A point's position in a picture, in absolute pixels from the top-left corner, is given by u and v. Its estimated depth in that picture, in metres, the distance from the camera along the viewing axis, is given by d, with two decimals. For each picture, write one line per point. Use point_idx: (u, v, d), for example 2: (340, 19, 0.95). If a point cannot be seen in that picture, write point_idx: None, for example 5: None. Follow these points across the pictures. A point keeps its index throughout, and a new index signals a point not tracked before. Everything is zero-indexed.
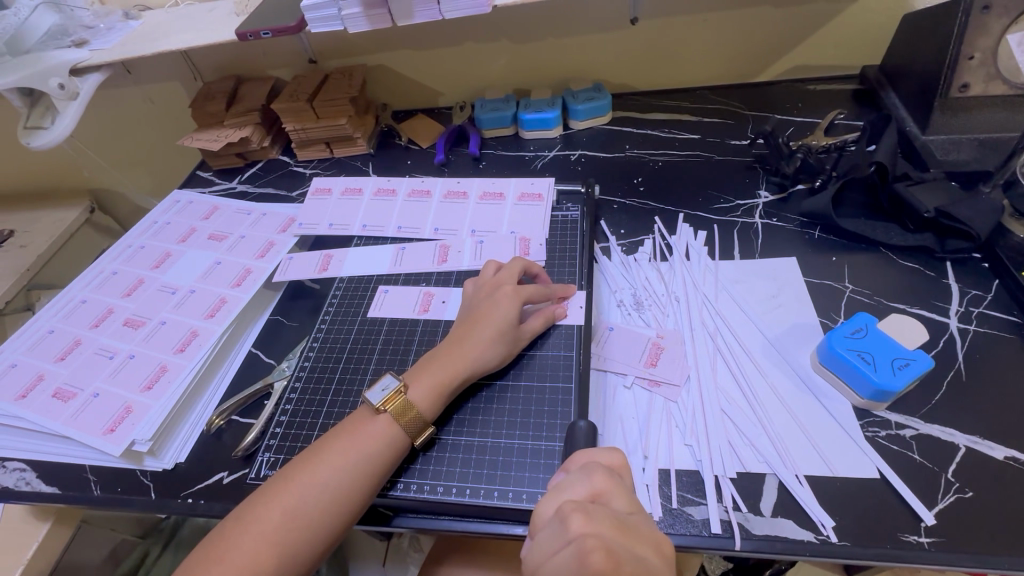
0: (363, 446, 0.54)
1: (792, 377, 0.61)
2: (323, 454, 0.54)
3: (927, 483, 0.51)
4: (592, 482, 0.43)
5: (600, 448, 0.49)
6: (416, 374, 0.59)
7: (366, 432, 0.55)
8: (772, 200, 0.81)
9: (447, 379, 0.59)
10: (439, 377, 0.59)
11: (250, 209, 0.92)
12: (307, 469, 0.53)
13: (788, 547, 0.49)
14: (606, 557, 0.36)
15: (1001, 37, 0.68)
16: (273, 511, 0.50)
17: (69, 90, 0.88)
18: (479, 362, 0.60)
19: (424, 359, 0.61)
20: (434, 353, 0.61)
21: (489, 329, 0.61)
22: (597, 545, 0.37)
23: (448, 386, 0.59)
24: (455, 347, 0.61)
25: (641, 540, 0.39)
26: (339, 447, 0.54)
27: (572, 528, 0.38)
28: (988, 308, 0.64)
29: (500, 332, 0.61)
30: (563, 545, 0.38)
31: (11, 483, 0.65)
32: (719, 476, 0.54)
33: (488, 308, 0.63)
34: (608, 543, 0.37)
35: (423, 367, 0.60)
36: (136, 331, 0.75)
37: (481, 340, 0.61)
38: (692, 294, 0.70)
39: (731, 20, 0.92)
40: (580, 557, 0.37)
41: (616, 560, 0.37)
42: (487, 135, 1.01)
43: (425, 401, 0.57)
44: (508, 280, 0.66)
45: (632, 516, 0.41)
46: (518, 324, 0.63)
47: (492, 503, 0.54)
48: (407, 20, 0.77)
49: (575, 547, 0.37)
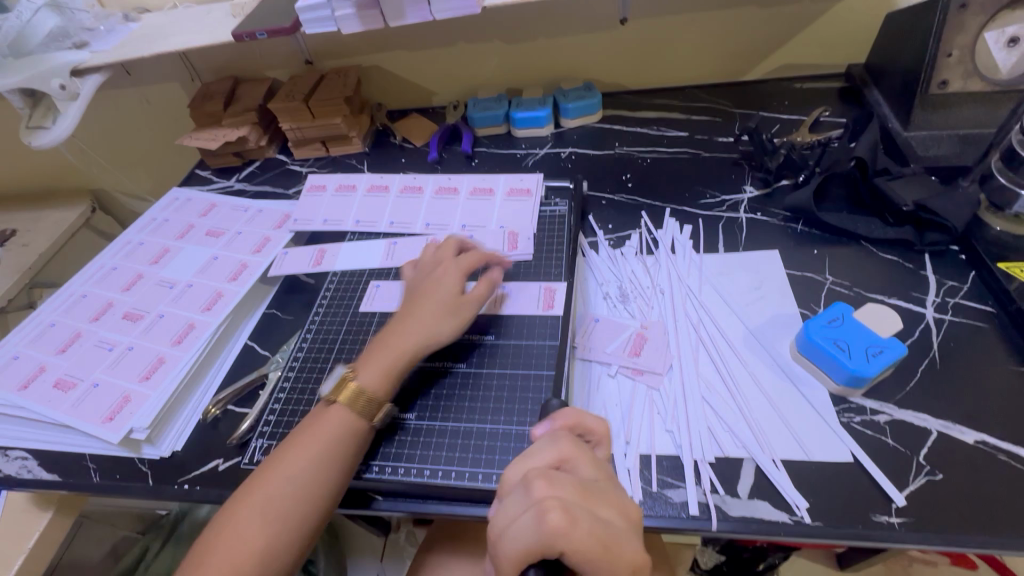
0: (326, 438, 0.56)
1: (772, 365, 0.63)
2: (289, 452, 0.55)
3: (899, 466, 0.53)
4: (557, 451, 0.45)
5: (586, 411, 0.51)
6: (365, 361, 0.61)
7: (326, 424, 0.57)
8: (757, 195, 0.82)
9: (396, 359, 0.61)
10: (387, 359, 0.61)
11: (246, 206, 0.94)
12: (275, 468, 0.54)
13: (764, 528, 0.51)
14: (563, 515, 0.39)
15: (978, 35, 0.70)
16: (250, 511, 0.52)
17: (70, 91, 0.90)
18: (428, 337, 0.62)
19: (371, 346, 0.63)
20: (377, 339, 0.63)
21: (431, 304, 0.64)
22: (556, 505, 0.39)
23: (398, 366, 0.61)
24: (397, 329, 0.63)
25: (605, 505, 0.41)
26: (301, 442, 0.56)
27: (535, 492, 0.40)
28: (964, 299, 0.65)
29: (444, 307, 0.63)
30: (525, 508, 0.40)
31: (13, 472, 0.67)
32: (698, 461, 0.56)
33: (431, 285, 0.65)
34: (568, 504, 0.40)
35: (369, 355, 0.62)
36: (135, 324, 0.77)
37: (427, 317, 0.63)
38: (676, 286, 0.72)
39: (718, 20, 0.94)
40: (539, 517, 0.39)
41: (573, 518, 0.39)
42: (479, 134, 1.03)
43: (378, 383, 0.59)
44: (446, 256, 0.69)
45: (598, 483, 0.43)
46: (460, 295, 0.65)
47: (477, 486, 0.56)
48: (399, 20, 0.79)
49: (534, 509, 0.39)
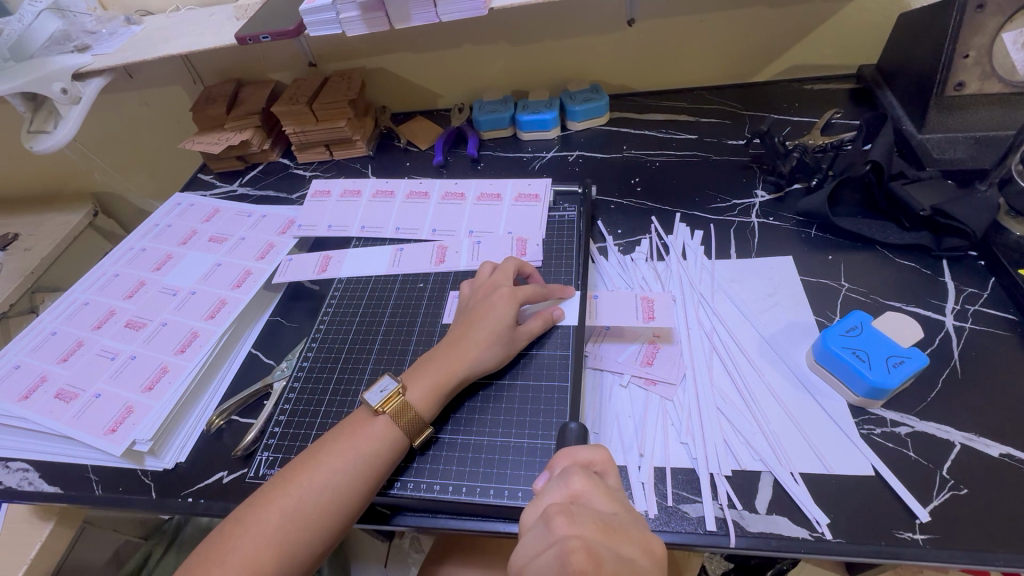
0: (362, 445, 0.55)
1: (789, 375, 0.61)
2: (321, 456, 0.54)
3: (922, 480, 0.52)
4: (570, 487, 0.43)
5: (583, 445, 0.49)
6: (415, 376, 0.60)
7: (365, 433, 0.55)
8: (769, 199, 0.81)
9: (444, 380, 0.59)
10: (436, 378, 0.59)
11: (250, 212, 0.93)
12: (307, 470, 0.53)
13: (783, 544, 0.49)
14: (587, 557, 0.37)
15: (996, 35, 0.67)
16: (274, 512, 0.51)
17: (72, 95, 0.88)
18: (475, 363, 0.60)
19: (422, 360, 0.62)
20: (432, 354, 0.62)
21: (484, 330, 0.62)
22: (579, 545, 0.37)
23: (444, 387, 0.59)
24: (451, 348, 0.61)
25: (628, 541, 0.39)
26: (337, 450, 0.54)
27: (556, 530, 0.39)
28: (984, 306, 0.64)
29: (496, 334, 0.62)
30: (548, 546, 0.39)
31: (15, 483, 0.66)
32: (714, 474, 0.55)
33: (485, 309, 0.63)
34: (590, 543, 0.38)
35: (420, 369, 0.60)
36: (137, 332, 0.76)
37: (478, 341, 0.61)
38: (688, 293, 0.71)
39: (727, 21, 0.92)
40: (562, 558, 0.37)
41: (596, 560, 0.37)
42: (485, 137, 1.02)
43: (423, 403, 0.58)
44: (503, 281, 0.67)
45: (617, 516, 0.41)
46: (515, 326, 0.63)
47: (488, 501, 0.54)
48: (404, 22, 0.78)
49: (558, 547, 0.38)
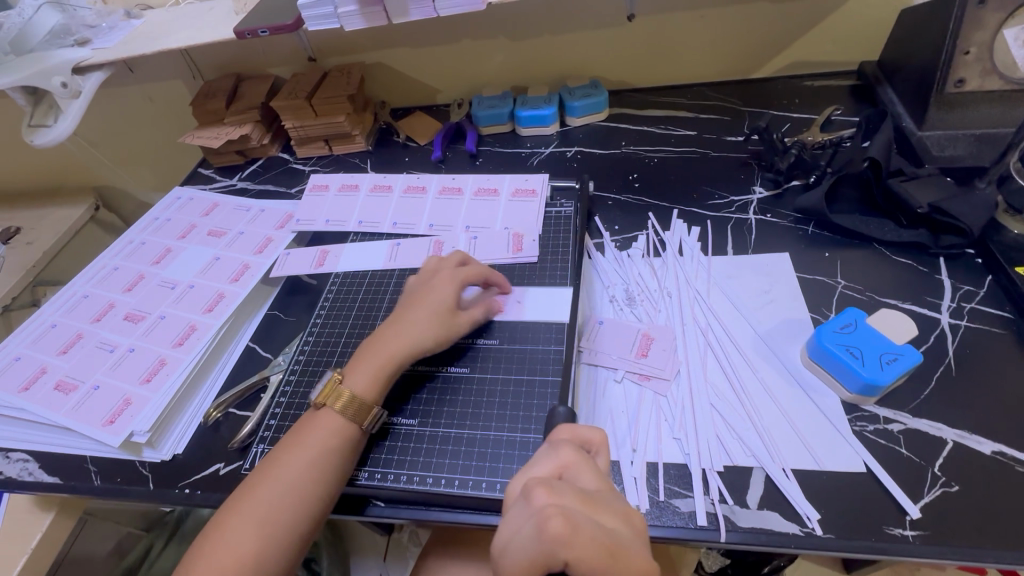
0: (319, 441, 0.56)
1: (783, 371, 0.61)
2: (283, 455, 0.55)
3: (914, 476, 0.52)
4: (560, 457, 0.44)
5: (583, 424, 0.49)
6: (354, 365, 0.61)
7: (317, 429, 0.57)
8: (767, 197, 0.81)
9: (383, 365, 0.60)
10: (375, 364, 0.61)
11: (248, 206, 0.94)
12: (272, 471, 0.54)
13: (773, 539, 0.50)
14: (564, 523, 0.37)
15: (998, 31, 0.67)
16: (243, 515, 0.52)
17: (71, 89, 0.89)
18: (413, 343, 0.61)
19: (363, 348, 0.63)
20: (369, 342, 0.63)
21: (422, 311, 0.63)
22: (556, 512, 0.37)
23: (384, 372, 0.60)
24: (389, 332, 0.63)
25: (608, 511, 0.39)
26: (296, 448, 0.55)
27: (535, 500, 0.38)
28: (980, 304, 0.64)
29: (434, 315, 0.63)
30: (527, 519, 0.38)
31: (15, 473, 0.67)
32: (706, 469, 0.55)
33: (423, 293, 0.65)
34: (568, 510, 0.38)
35: (359, 358, 0.62)
36: (136, 325, 0.76)
37: (416, 323, 0.63)
38: (685, 289, 0.70)
39: (729, 16, 0.92)
40: (539, 526, 0.37)
41: (575, 525, 0.36)
42: (484, 133, 1.02)
43: (364, 389, 0.59)
44: (446, 265, 0.68)
45: (600, 492, 0.41)
46: (456, 307, 0.64)
47: (481, 494, 0.55)
48: (403, 18, 0.78)
49: (536, 517, 0.37)
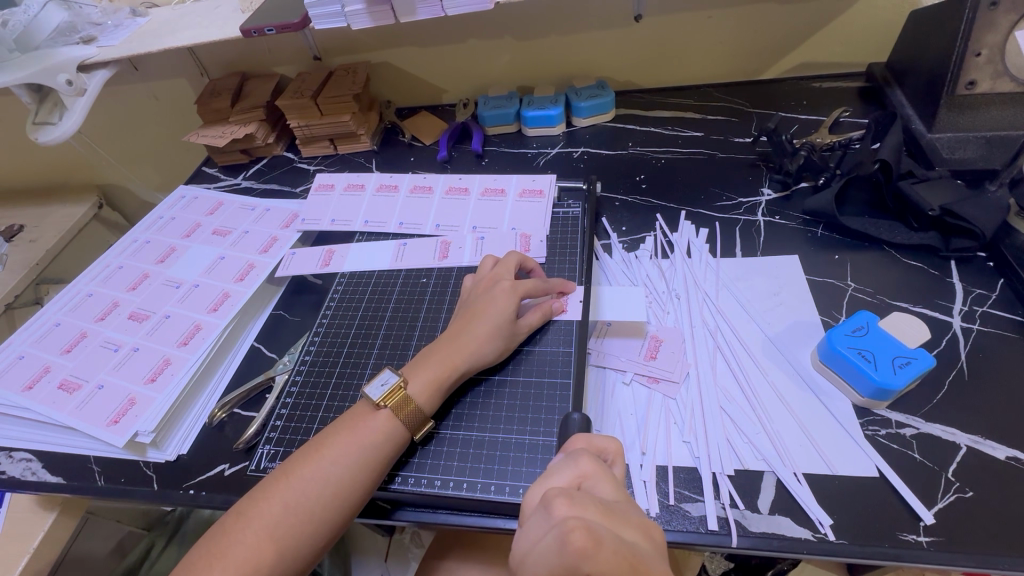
0: (364, 439, 0.54)
1: (793, 375, 0.61)
2: (324, 449, 0.54)
3: (926, 482, 0.51)
4: (578, 468, 0.43)
5: (598, 434, 0.49)
6: (415, 369, 0.60)
7: (366, 427, 0.55)
8: (774, 198, 0.80)
9: (445, 372, 0.59)
10: (437, 371, 0.59)
11: (254, 205, 0.93)
12: (310, 463, 0.53)
13: (785, 544, 0.49)
14: (587, 536, 0.35)
15: (1009, 33, 0.66)
16: (276, 505, 0.51)
17: (77, 87, 0.89)
18: (475, 355, 0.60)
19: (424, 352, 0.62)
20: (431, 348, 0.62)
21: (484, 323, 0.62)
22: (579, 524, 0.36)
23: (445, 380, 0.59)
24: (452, 340, 0.61)
25: (628, 524, 0.38)
26: (339, 443, 0.54)
27: (556, 513, 0.38)
28: (992, 308, 0.63)
29: (497, 327, 0.62)
30: (548, 530, 0.37)
31: (18, 473, 0.66)
32: (717, 473, 0.54)
33: (486, 303, 0.63)
34: (589, 522, 0.37)
35: (421, 362, 0.60)
36: (141, 324, 0.76)
37: (479, 335, 0.61)
38: (693, 292, 0.70)
39: (736, 17, 0.91)
40: (562, 538, 0.36)
41: (597, 538, 0.36)
42: (490, 133, 1.01)
43: (425, 396, 0.58)
44: (505, 275, 0.67)
45: (619, 503, 0.41)
46: (515, 320, 0.63)
47: (489, 498, 0.54)
48: (410, 16, 0.77)
49: (557, 529, 0.36)
